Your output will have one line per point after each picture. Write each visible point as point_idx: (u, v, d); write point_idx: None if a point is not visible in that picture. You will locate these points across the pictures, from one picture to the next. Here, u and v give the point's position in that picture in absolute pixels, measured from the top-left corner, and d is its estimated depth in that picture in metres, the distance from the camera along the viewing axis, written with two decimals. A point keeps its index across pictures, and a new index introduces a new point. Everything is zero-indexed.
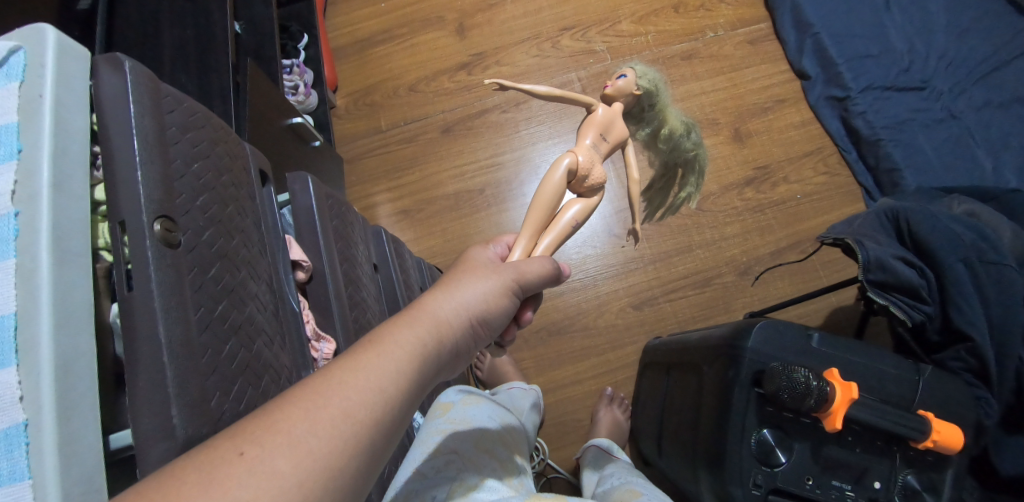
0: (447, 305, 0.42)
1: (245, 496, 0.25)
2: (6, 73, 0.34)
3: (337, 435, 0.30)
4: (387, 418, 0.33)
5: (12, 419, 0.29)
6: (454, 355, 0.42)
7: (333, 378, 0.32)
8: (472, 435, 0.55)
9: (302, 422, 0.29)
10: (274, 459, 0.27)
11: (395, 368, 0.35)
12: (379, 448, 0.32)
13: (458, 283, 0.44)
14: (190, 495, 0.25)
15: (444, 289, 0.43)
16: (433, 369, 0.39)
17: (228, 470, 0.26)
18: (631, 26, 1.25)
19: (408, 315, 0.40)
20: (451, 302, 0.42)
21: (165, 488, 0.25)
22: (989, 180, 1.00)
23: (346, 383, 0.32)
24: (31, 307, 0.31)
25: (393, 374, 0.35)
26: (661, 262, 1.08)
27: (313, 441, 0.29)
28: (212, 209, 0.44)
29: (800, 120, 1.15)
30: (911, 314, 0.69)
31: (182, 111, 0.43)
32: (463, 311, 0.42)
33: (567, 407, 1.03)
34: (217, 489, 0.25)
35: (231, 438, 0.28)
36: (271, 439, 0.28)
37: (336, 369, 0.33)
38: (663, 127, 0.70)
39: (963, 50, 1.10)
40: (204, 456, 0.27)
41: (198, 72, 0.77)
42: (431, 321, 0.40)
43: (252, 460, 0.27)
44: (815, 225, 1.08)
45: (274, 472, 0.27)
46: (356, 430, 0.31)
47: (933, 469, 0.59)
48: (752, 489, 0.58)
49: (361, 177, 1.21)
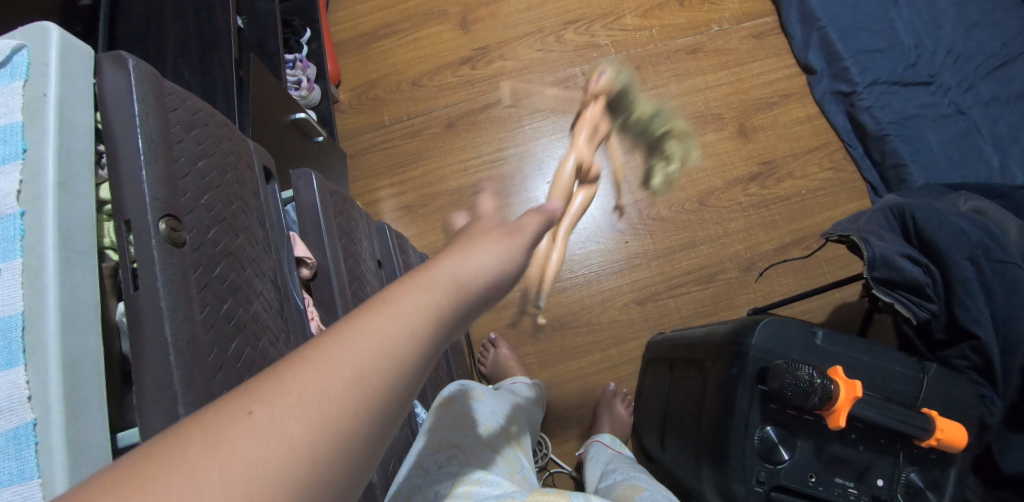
0: (469, 263, 0.35)
1: (249, 460, 0.22)
2: (10, 72, 0.34)
3: (351, 397, 0.26)
4: (407, 379, 0.29)
5: (20, 419, 0.29)
6: (471, 318, 0.36)
7: (347, 333, 0.28)
8: (474, 429, 0.55)
9: (311, 381, 0.25)
10: (280, 421, 0.24)
11: (415, 325, 0.30)
12: (396, 413, 0.28)
13: (482, 238, 0.38)
14: (193, 456, 0.22)
15: (468, 242, 0.38)
16: (456, 328, 0.34)
17: (235, 430, 0.23)
18: (635, 20, 1.24)
19: (422, 271, 0.34)
20: (477, 255, 0.37)
21: (168, 452, 0.22)
22: (996, 177, 0.99)
23: (361, 339, 0.28)
24: (38, 307, 0.31)
25: (415, 331, 0.30)
26: (666, 257, 1.08)
27: (323, 403, 0.25)
28: (215, 207, 0.43)
29: (806, 115, 1.14)
30: (917, 312, 0.68)
31: (186, 109, 0.43)
32: (490, 265, 0.37)
33: (569, 401, 1.03)
34: (220, 449, 0.22)
35: (239, 396, 0.25)
36: (278, 400, 0.24)
37: (353, 323, 0.29)
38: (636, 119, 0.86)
39: (971, 44, 1.09)
40: (212, 416, 0.24)
41: (201, 68, 0.77)
42: (452, 278, 0.34)
43: (256, 421, 0.23)
44: (821, 221, 1.07)
45: (280, 433, 0.23)
46: (371, 391, 0.27)
47: (935, 468, 0.59)
48: (754, 486, 0.59)
49: (364, 173, 1.21)
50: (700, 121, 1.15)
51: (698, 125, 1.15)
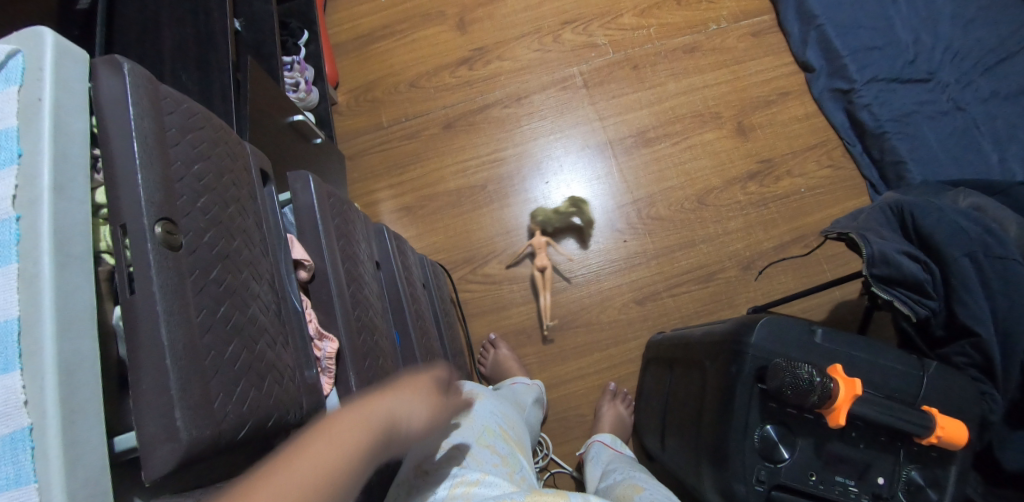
0: (398, 404, 0.45)
1: None
2: (5, 78, 0.34)
3: None
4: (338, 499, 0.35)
5: (17, 424, 0.29)
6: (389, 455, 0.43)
7: (292, 460, 0.35)
8: (474, 431, 0.56)
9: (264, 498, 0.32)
10: None
11: (348, 453, 0.37)
12: None
13: (406, 384, 0.48)
14: None
15: (394, 387, 0.46)
16: (378, 459, 0.41)
17: None
18: (633, 19, 1.24)
19: (351, 407, 0.42)
20: (401, 399, 0.45)
21: None
22: (995, 174, 0.99)
23: (304, 464, 0.35)
24: (34, 312, 0.31)
25: (347, 460, 0.37)
26: (665, 257, 1.08)
27: None
28: (212, 210, 0.43)
29: (804, 114, 1.14)
30: (916, 309, 0.68)
31: (182, 112, 0.43)
32: (410, 410, 0.45)
33: (569, 401, 1.03)
34: None
35: None
36: None
37: (297, 452, 0.35)
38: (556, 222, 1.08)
39: (969, 41, 1.09)
40: None
41: (198, 71, 0.77)
42: (377, 412, 0.42)
43: None
44: (820, 219, 1.07)
45: None
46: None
47: (936, 466, 0.59)
48: (754, 485, 0.59)
49: (363, 174, 1.21)
50: (699, 119, 1.15)
51: (697, 124, 1.15)
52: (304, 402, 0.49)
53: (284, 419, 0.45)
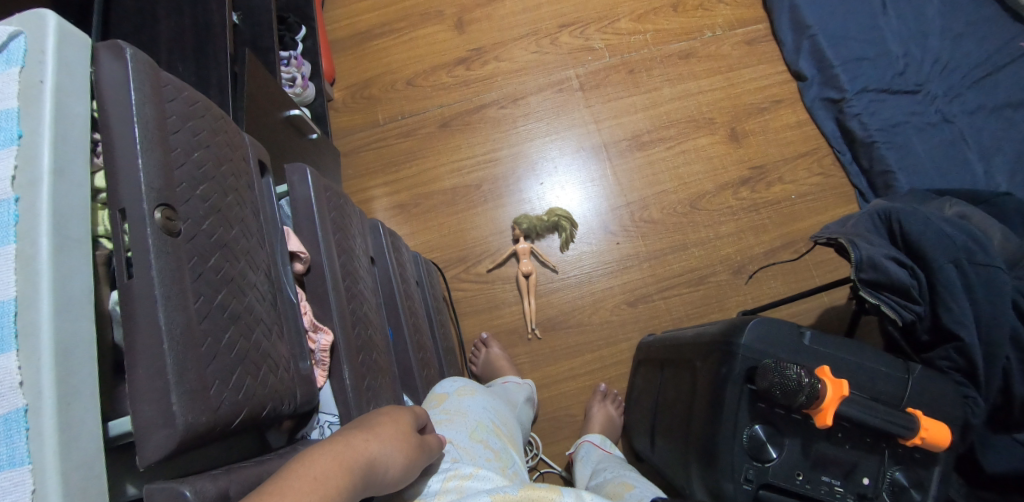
0: (374, 450, 0.40)
1: None
2: (6, 58, 0.34)
3: None
4: None
5: (11, 404, 0.29)
6: None
7: None
8: (467, 426, 0.56)
9: None
10: None
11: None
12: None
13: (380, 425, 0.43)
14: None
15: (369, 429, 0.42)
16: None
17: None
18: (630, 24, 1.25)
19: (326, 450, 0.37)
20: (376, 443, 0.41)
21: None
22: (980, 184, 1.01)
23: None
24: (32, 293, 0.30)
25: None
26: (657, 260, 1.09)
27: None
28: (211, 199, 0.43)
29: (796, 122, 1.16)
30: (902, 314, 0.69)
31: (182, 100, 0.43)
32: (386, 456, 0.41)
33: (561, 401, 1.03)
34: None
35: None
36: None
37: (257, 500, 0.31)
38: (539, 227, 1.10)
39: (957, 55, 1.12)
40: None
41: (195, 62, 0.76)
42: (354, 458, 0.38)
43: None
44: (810, 225, 1.09)
45: None
46: None
47: (920, 466, 0.60)
48: (742, 484, 0.60)
49: (358, 172, 1.20)
50: (693, 124, 1.17)
51: (691, 129, 1.17)
52: (298, 394, 0.48)
53: (277, 409, 0.45)
